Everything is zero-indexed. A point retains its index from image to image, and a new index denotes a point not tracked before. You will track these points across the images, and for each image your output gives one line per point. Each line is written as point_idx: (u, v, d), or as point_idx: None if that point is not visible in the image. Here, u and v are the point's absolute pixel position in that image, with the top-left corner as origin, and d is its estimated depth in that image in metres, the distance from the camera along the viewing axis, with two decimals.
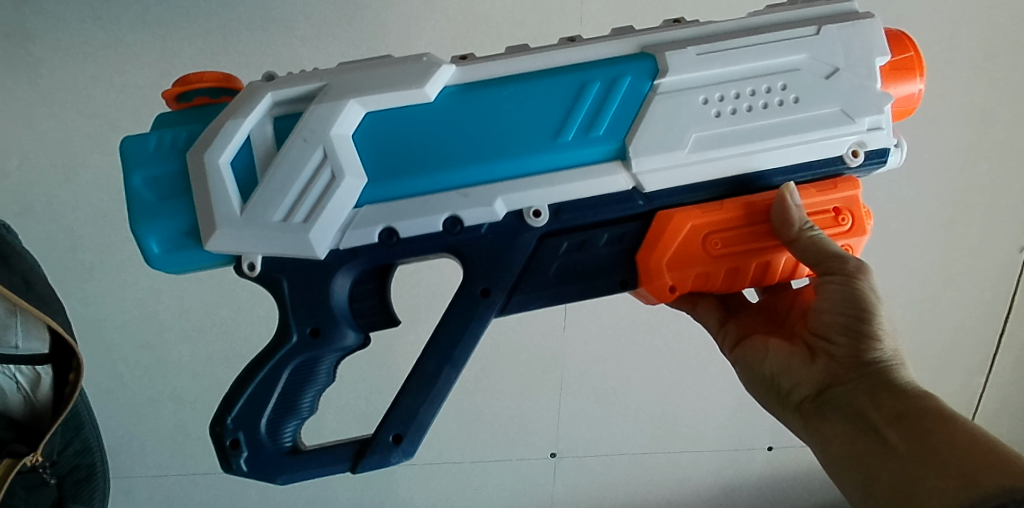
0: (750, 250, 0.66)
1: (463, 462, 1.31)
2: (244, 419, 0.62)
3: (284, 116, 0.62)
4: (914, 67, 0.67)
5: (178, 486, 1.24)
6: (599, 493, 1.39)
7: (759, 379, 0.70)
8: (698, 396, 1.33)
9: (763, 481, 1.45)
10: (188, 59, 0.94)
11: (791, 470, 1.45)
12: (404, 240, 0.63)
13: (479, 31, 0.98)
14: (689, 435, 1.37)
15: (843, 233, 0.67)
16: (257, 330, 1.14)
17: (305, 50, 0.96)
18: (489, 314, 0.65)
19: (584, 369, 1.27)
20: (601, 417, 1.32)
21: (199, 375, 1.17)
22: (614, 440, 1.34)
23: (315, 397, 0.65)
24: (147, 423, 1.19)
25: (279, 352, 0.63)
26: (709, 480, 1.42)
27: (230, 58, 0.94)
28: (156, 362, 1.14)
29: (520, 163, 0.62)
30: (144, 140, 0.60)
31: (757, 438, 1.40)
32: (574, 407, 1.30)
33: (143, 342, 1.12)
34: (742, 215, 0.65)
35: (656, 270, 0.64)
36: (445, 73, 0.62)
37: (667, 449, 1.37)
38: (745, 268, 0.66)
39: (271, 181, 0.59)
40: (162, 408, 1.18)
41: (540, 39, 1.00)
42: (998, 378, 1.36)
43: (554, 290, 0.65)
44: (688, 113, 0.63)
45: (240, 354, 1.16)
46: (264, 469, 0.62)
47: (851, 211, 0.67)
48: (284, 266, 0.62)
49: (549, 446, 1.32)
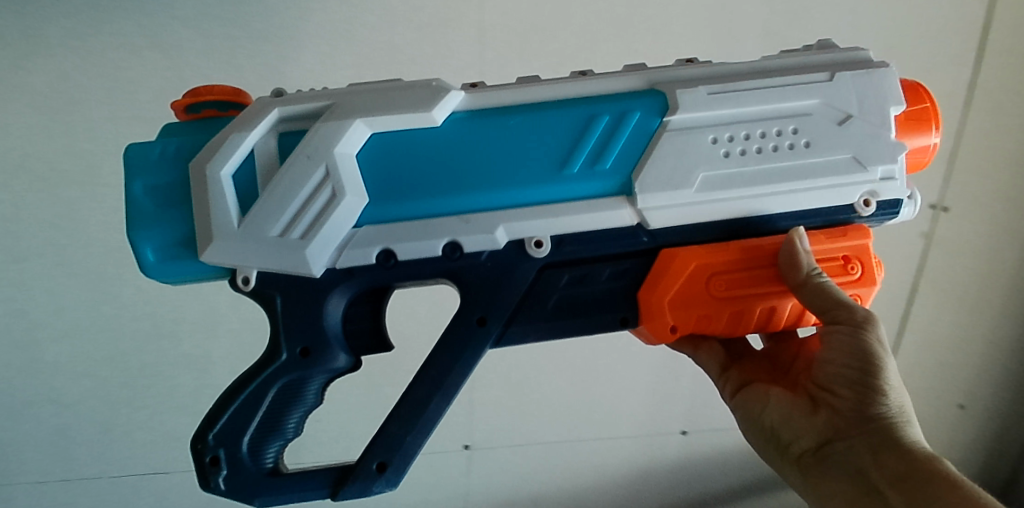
0: (756, 293, 0.64)
1: (368, 460, 1.23)
2: (226, 438, 0.60)
3: (290, 133, 0.61)
4: (930, 119, 0.66)
5: (64, 491, 1.19)
6: (516, 489, 1.34)
7: (759, 429, 0.67)
8: (613, 383, 1.30)
9: (679, 466, 1.40)
10: (57, 42, 0.91)
11: (705, 462, 1.41)
12: (405, 264, 0.62)
13: (371, 11, 0.97)
14: (604, 422, 1.33)
15: (852, 282, 0.65)
16: (137, 327, 1.10)
17: (186, 31, 0.94)
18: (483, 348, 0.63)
19: (498, 359, 1.23)
20: (516, 408, 1.28)
21: (80, 377, 1.11)
22: (527, 430, 1.30)
23: (300, 420, 0.63)
24: (24, 428, 1.13)
25: (268, 370, 0.61)
26: (624, 470, 1.38)
27: (100, 39, 0.93)
28: (30, 363, 1.08)
29: (525, 193, 0.62)
30: (148, 148, 0.60)
31: (670, 422, 1.36)
32: (488, 399, 1.26)
33: (15, 343, 1.07)
34: (747, 258, 0.63)
35: (657, 308, 0.63)
36: (454, 99, 0.62)
37: (584, 437, 1.34)
38: (751, 313, 0.64)
39: (276, 192, 0.59)
40: (42, 411, 1.12)
41: (439, 23, 0.99)
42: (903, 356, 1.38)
43: (551, 325, 0.64)
44: (697, 152, 0.62)
45: (125, 352, 1.12)
46: (243, 490, 0.60)
47: (863, 263, 0.65)
48: (278, 281, 0.61)
49: (463, 438, 1.28)
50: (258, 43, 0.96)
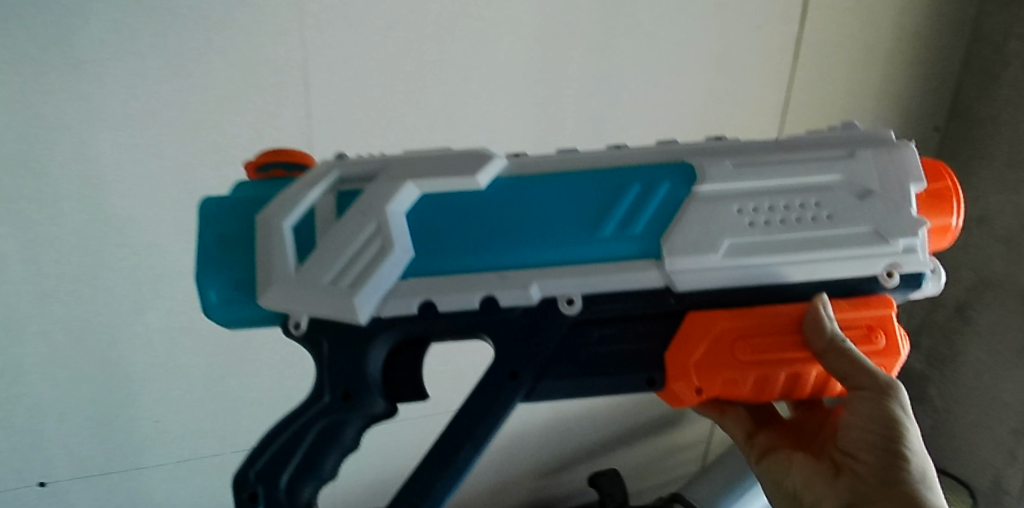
0: (781, 360, 0.65)
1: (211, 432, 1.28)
2: (266, 475, 0.64)
3: (348, 191, 0.68)
4: (951, 197, 0.69)
5: None
6: None
7: (784, 494, 0.69)
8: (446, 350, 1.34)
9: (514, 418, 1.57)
10: None
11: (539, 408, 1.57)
12: (445, 317, 0.66)
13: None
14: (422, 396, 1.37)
15: (877, 351, 0.67)
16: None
17: None
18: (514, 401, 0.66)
19: None
20: None
21: None
22: None
23: (336, 462, 0.66)
24: None
25: (310, 411, 0.65)
26: None
27: None
28: None
29: (559, 253, 0.66)
30: (222, 201, 0.67)
31: None
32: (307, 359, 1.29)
33: None
34: (770, 323, 0.66)
35: (684, 370, 0.66)
36: (497, 165, 0.67)
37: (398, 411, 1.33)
38: (777, 378, 0.66)
39: (331, 245, 0.64)
40: None
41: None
42: None
43: (578, 382, 0.67)
44: (723, 220, 0.65)
45: None
46: None
47: (887, 332, 0.67)
48: (328, 327, 0.66)
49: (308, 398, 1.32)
50: (42, 26, 0.90)
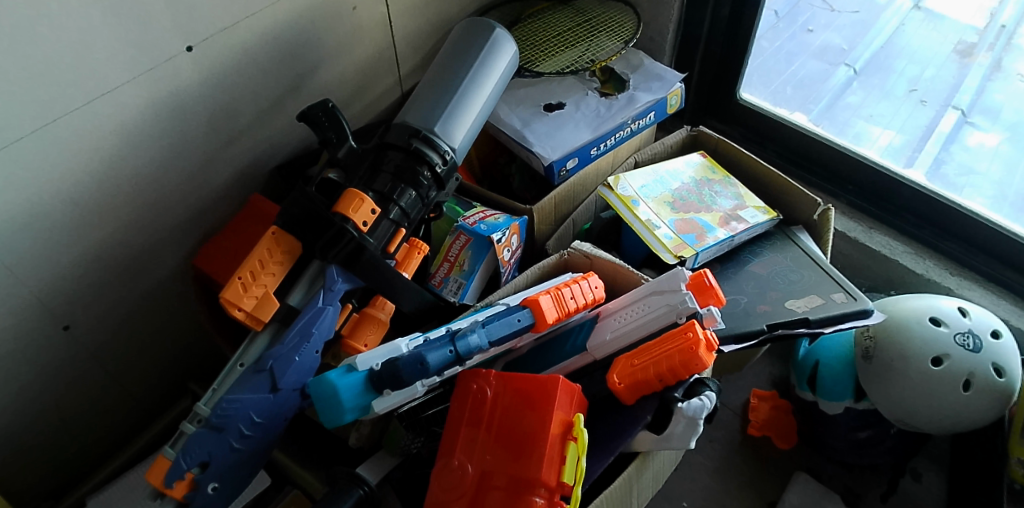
0: (631, 335, 0.72)
1: None
2: (201, 433, 0.62)
3: (300, 203, 0.68)
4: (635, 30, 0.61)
5: None
6: (33, 461, 0.83)
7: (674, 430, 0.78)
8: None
9: (196, 230, 0.83)
10: None
11: (235, 152, 0.81)
12: (390, 293, 0.73)
13: None
14: (92, 203, 0.70)
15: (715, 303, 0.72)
16: None
17: None
18: (395, 362, 0.60)
19: None
20: (61, 84, 0.62)
21: None
22: (64, 173, 0.66)
23: (267, 442, 0.67)
24: None
25: (251, 365, 0.66)
26: (155, 262, 0.80)
27: None
28: None
29: None
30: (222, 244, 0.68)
31: (183, 33, 0.68)
32: (62, 97, 0.63)
33: None
34: (660, 352, 0.66)
35: (575, 400, 0.66)
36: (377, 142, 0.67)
37: (106, 164, 0.69)
38: (617, 352, 0.74)
39: (333, 224, 0.67)
40: None
41: None
42: (431, 17, 0.99)
43: (495, 351, 0.71)
44: None
45: None
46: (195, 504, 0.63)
47: (689, 323, 0.67)
48: (291, 355, 0.66)
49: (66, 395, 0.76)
50: None
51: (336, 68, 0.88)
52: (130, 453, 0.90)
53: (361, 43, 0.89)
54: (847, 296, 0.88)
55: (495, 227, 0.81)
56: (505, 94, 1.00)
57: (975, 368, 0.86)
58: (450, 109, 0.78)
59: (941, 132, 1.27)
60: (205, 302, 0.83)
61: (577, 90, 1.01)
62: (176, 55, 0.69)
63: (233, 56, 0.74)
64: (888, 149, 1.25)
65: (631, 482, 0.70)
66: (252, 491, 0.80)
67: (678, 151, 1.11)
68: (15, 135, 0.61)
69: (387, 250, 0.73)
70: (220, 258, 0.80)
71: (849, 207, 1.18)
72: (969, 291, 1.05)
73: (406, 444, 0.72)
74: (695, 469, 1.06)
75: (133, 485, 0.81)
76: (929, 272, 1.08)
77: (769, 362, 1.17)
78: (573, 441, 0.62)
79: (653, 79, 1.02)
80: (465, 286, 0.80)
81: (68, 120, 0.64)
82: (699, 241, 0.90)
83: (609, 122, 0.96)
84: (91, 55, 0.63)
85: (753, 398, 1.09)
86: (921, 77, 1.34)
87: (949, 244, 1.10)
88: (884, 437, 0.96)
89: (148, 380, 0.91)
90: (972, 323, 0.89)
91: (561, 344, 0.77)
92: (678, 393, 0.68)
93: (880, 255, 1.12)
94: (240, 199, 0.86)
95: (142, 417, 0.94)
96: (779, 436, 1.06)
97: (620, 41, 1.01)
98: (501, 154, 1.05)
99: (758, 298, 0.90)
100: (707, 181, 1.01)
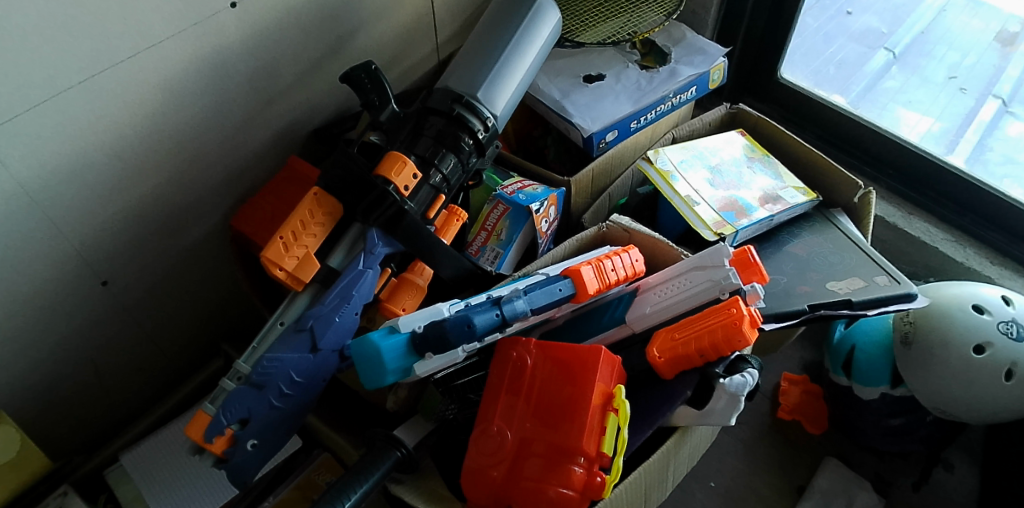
0: (672, 309, 0.71)
1: None
2: (243, 390, 0.62)
3: (343, 166, 0.67)
4: None
5: None
6: (69, 414, 0.84)
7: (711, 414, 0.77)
8: None
9: (235, 191, 0.83)
10: None
11: (273, 113, 0.80)
12: (429, 259, 0.73)
13: None
14: (134, 157, 0.70)
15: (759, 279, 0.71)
16: None
17: None
18: (441, 323, 0.60)
19: None
20: (108, 35, 0.61)
21: None
22: (109, 126, 0.66)
23: (305, 403, 0.68)
24: None
25: (292, 324, 0.65)
26: (194, 221, 0.80)
27: None
28: None
29: None
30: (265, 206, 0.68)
31: None
32: (108, 48, 0.62)
33: None
34: (702, 326, 0.65)
35: (614, 373, 0.65)
36: None
37: (148, 119, 0.69)
38: (657, 326, 0.73)
39: (375, 187, 0.66)
40: None
41: None
42: None
43: (533, 320, 0.70)
44: None
45: None
46: (232, 461, 0.64)
47: (733, 299, 0.66)
48: (330, 318, 0.66)
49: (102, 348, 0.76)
50: None
51: (376, 32, 0.87)
52: (163, 411, 0.91)
53: (402, 7, 0.88)
54: (890, 280, 0.86)
55: (534, 197, 0.80)
56: (545, 65, 0.99)
57: (1019, 359, 0.84)
58: (493, 74, 0.76)
59: (981, 121, 1.23)
60: (242, 264, 0.83)
61: (617, 63, 0.99)
62: (221, 12, 0.68)
63: (276, 15, 0.73)
64: (928, 136, 1.22)
65: (670, 455, 0.69)
66: (285, 452, 0.82)
67: (716, 129, 1.08)
68: (64, 85, 0.61)
69: (427, 216, 0.72)
70: (259, 220, 0.81)
71: (889, 192, 1.15)
72: (1010, 281, 1.02)
73: (442, 410, 0.71)
74: (724, 450, 1.05)
75: (168, 441, 0.82)
76: (970, 261, 1.05)
77: (800, 346, 1.16)
78: (613, 412, 0.61)
79: (695, 53, 1.00)
80: (503, 256, 0.80)
81: (115, 72, 0.63)
82: (739, 219, 0.89)
83: (650, 95, 0.94)
84: (138, 7, 0.62)
85: (784, 382, 1.09)
86: (962, 65, 1.28)
87: (993, 233, 1.07)
88: (920, 425, 0.94)
89: (181, 339, 0.91)
90: (1017, 313, 0.86)
91: (598, 317, 0.76)
92: (720, 369, 0.67)
93: (919, 242, 1.09)
94: (277, 162, 0.85)
95: (174, 376, 0.94)
96: (810, 421, 1.04)
97: (662, 13, 0.98)
98: (536, 127, 1.04)
99: (798, 278, 0.89)
100: (747, 160, 0.99)
